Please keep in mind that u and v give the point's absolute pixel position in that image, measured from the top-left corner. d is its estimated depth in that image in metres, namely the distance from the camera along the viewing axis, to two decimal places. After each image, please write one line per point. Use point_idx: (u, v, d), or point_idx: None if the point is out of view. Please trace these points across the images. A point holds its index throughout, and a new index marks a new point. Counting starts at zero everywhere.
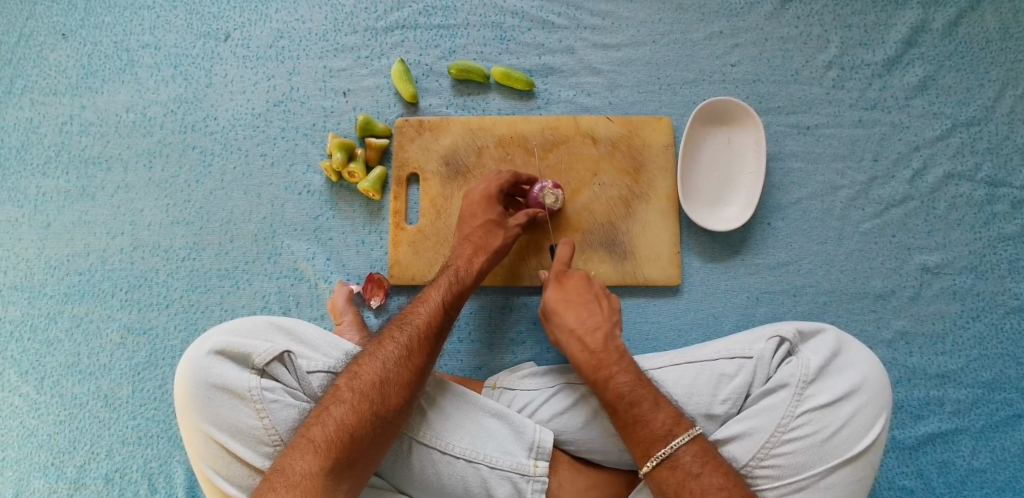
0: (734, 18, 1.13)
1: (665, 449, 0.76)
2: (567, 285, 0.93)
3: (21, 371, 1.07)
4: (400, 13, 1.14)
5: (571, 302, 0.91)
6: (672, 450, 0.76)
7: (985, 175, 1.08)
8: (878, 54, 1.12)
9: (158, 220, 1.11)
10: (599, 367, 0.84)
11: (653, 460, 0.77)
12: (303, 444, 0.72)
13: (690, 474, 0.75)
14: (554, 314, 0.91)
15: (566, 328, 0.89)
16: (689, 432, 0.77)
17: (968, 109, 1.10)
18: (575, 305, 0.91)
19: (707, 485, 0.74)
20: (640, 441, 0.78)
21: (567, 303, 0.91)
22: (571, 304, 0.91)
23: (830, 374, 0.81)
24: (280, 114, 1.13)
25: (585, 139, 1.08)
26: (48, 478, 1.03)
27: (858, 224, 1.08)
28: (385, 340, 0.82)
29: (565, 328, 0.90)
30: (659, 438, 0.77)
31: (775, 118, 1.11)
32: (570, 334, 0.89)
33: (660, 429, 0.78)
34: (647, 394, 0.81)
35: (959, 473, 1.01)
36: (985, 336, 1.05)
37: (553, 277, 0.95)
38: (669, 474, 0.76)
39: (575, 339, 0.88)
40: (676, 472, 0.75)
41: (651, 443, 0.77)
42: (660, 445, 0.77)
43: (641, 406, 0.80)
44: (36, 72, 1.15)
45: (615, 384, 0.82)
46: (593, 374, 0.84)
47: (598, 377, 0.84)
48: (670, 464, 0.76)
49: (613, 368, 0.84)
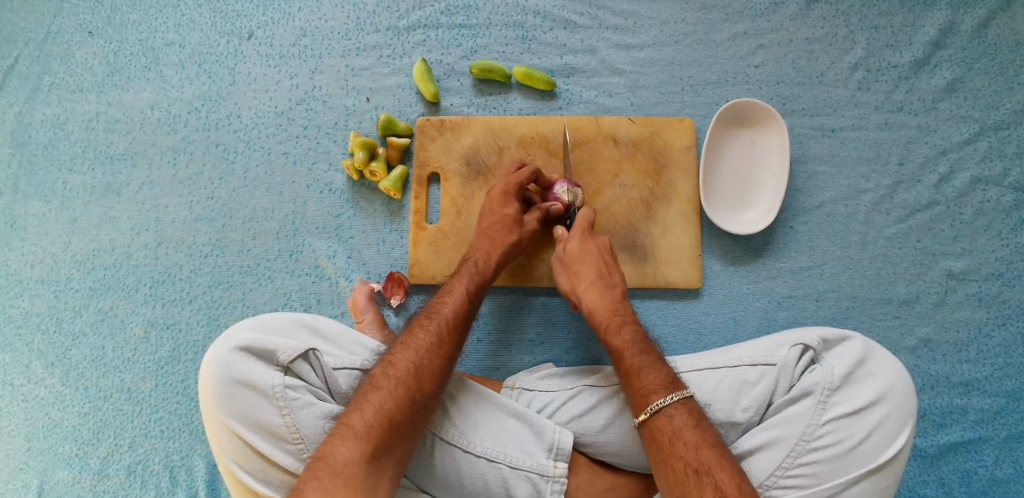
0: (758, 19, 1.12)
1: (664, 398, 0.77)
2: (592, 241, 0.96)
3: (47, 363, 1.09)
4: (422, 13, 1.14)
5: (593, 256, 0.94)
6: (668, 401, 0.77)
7: (1013, 180, 1.06)
8: (906, 56, 1.10)
9: (182, 216, 1.12)
10: (614, 314, 0.90)
11: (650, 409, 0.77)
12: (344, 431, 0.73)
13: (688, 424, 0.75)
14: (574, 264, 0.95)
15: (585, 279, 0.93)
16: (680, 391, 0.78)
17: (997, 112, 1.08)
18: (595, 258, 0.94)
19: (701, 438, 0.74)
20: (638, 389, 0.80)
21: (590, 257, 0.94)
22: (592, 257, 0.94)
23: (856, 382, 0.80)
24: (302, 113, 1.13)
25: (606, 140, 1.08)
26: (72, 469, 1.05)
27: (882, 228, 1.07)
28: (415, 330, 0.84)
29: (584, 278, 0.93)
30: (659, 388, 0.79)
31: (799, 120, 1.10)
32: (590, 284, 0.92)
33: (660, 380, 0.79)
34: (652, 351, 0.84)
35: (981, 483, 1.00)
36: (1011, 344, 1.03)
37: (579, 230, 0.97)
38: (664, 424, 0.76)
39: (594, 287, 0.92)
40: (672, 421, 0.76)
41: (648, 392, 0.79)
42: (661, 393, 0.78)
43: (646, 356, 0.83)
44: (64, 69, 1.17)
45: (626, 331, 0.87)
46: (608, 319, 0.89)
47: (612, 322, 0.88)
48: (668, 412, 0.76)
49: (627, 318, 0.89)
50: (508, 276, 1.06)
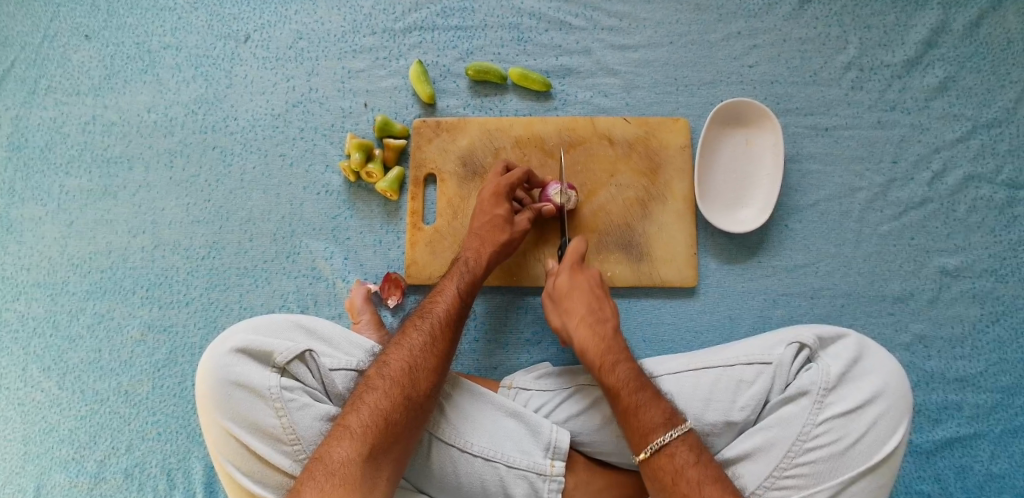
0: (752, 19, 1.13)
1: (662, 437, 0.77)
2: (582, 274, 0.95)
3: (44, 367, 1.09)
4: (418, 15, 1.15)
5: (584, 290, 0.93)
6: (668, 439, 0.77)
7: (1005, 177, 1.07)
8: (898, 55, 1.11)
9: (179, 219, 1.12)
10: (607, 351, 0.87)
11: (650, 448, 0.77)
12: (340, 432, 0.74)
13: (689, 461, 0.76)
14: (565, 299, 0.93)
15: (576, 314, 0.92)
16: (680, 426, 0.78)
17: (989, 110, 1.09)
18: (588, 293, 0.93)
19: (703, 475, 0.74)
20: (637, 428, 0.79)
21: (581, 291, 0.93)
22: (584, 292, 0.93)
23: (851, 381, 0.80)
24: (299, 115, 1.14)
25: (601, 140, 1.09)
26: (69, 472, 1.05)
27: (876, 226, 1.07)
28: (409, 330, 0.84)
29: (576, 315, 0.92)
30: (657, 426, 0.78)
31: (793, 119, 1.11)
32: (581, 320, 0.91)
33: (659, 417, 0.79)
34: (648, 385, 0.83)
35: (977, 478, 1.00)
36: (1005, 340, 1.04)
37: (568, 263, 0.96)
38: (664, 463, 0.77)
39: (585, 324, 0.90)
40: (673, 460, 0.76)
41: (648, 432, 0.78)
42: (660, 432, 0.78)
43: (643, 393, 0.81)
44: (60, 73, 1.17)
45: (620, 369, 0.84)
46: (600, 358, 0.87)
47: (605, 360, 0.86)
48: (668, 452, 0.77)
49: (620, 355, 0.86)
50: (503, 276, 1.06)
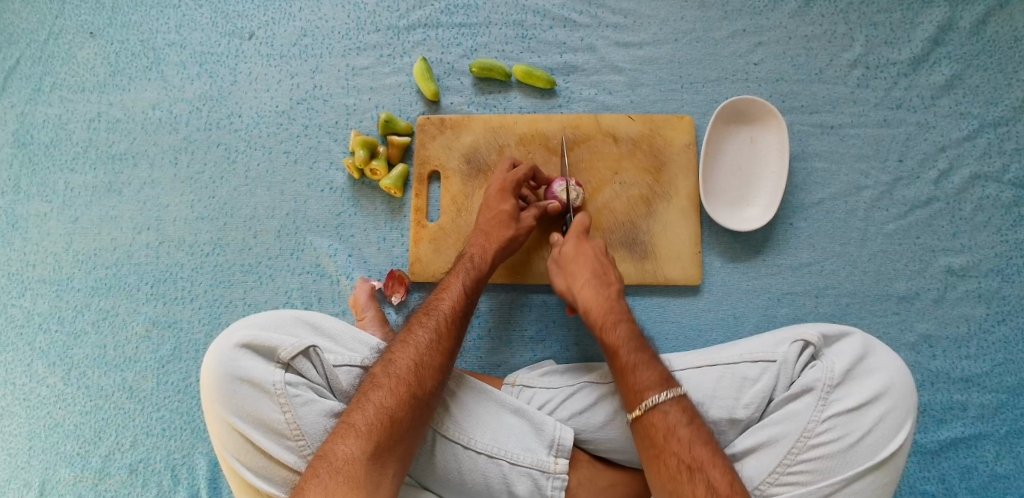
0: (757, 17, 1.12)
1: (656, 395, 0.77)
2: (588, 243, 0.95)
3: (49, 362, 1.09)
4: (422, 12, 1.14)
5: (589, 257, 0.93)
6: (662, 398, 0.77)
7: (1012, 176, 1.06)
8: (905, 53, 1.10)
9: (183, 215, 1.12)
10: (609, 312, 0.88)
11: (645, 405, 0.77)
12: (345, 429, 0.74)
13: (681, 421, 0.76)
14: (570, 264, 0.94)
15: (579, 279, 0.92)
16: (675, 388, 0.78)
17: (996, 109, 1.08)
18: (592, 258, 0.93)
19: (694, 435, 0.75)
20: (632, 386, 0.79)
21: (586, 257, 0.93)
22: (588, 258, 0.93)
23: (856, 379, 0.80)
24: (303, 112, 1.14)
25: (606, 138, 1.08)
26: (73, 468, 1.05)
27: (881, 225, 1.07)
28: (415, 327, 0.84)
29: (579, 278, 0.92)
30: (654, 385, 0.78)
31: (798, 117, 1.10)
32: (586, 283, 0.91)
33: (655, 377, 0.79)
34: (646, 348, 0.84)
35: (982, 479, 1.00)
36: (1011, 340, 1.03)
37: (575, 234, 0.96)
38: (657, 421, 0.76)
39: (590, 286, 0.90)
40: (666, 419, 0.76)
41: (643, 390, 0.78)
42: (655, 391, 0.78)
43: (641, 354, 0.82)
44: (65, 69, 1.17)
45: (620, 328, 0.86)
46: (601, 317, 0.88)
47: (607, 319, 0.87)
48: (663, 409, 0.76)
49: (622, 316, 0.87)
50: (507, 273, 1.05)
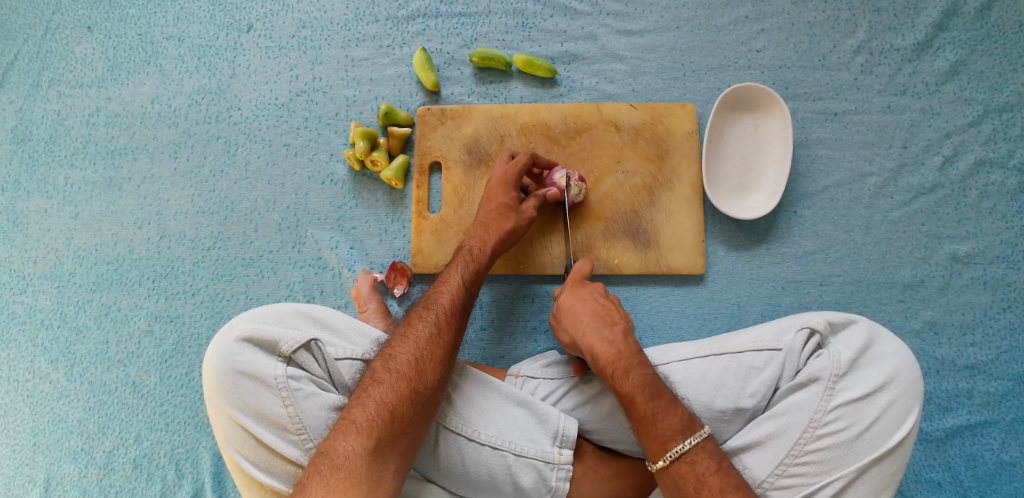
0: (759, 3, 1.11)
1: (682, 444, 0.75)
2: (585, 289, 0.94)
3: (52, 358, 1.09)
4: (421, 2, 1.13)
5: (589, 304, 0.92)
6: (687, 447, 0.75)
7: (1017, 162, 1.06)
8: (908, 39, 1.09)
9: (184, 210, 1.12)
10: (618, 358, 0.84)
11: (669, 456, 0.75)
12: (346, 426, 0.73)
13: (710, 469, 0.74)
14: (571, 314, 0.92)
15: (581, 326, 0.89)
16: (698, 432, 0.76)
17: (1001, 95, 1.07)
18: (592, 306, 0.91)
19: (725, 482, 0.73)
20: (654, 436, 0.77)
21: (586, 306, 0.92)
22: (587, 304, 0.92)
23: (862, 367, 0.80)
24: (303, 104, 1.13)
25: (608, 126, 1.08)
26: (78, 463, 1.05)
27: (886, 212, 1.06)
28: (415, 321, 0.84)
29: (581, 325, 0.89)
30: (676, 433, 0.76)
31: (801, 104, 1.09)
32: (588, 330, 0.88)
33: (676, 424, 0.76)
34: (663, 392, 0.79)
35: (988, 467, 0.99)
36: (1016, 327, 1.03)
37: (571, 284, 0.95)
38: (685, 470, 0.75)
39: (592, 332, 0.87)
40: (694, 467, 0.74)
41: (665, 440, 0.76)
42: (678, 439, 0.76)
43: (658, 400, 0.78)
44: (63, 65, 1.17)
45: (633, 376, 0.81)
46: (611, 366, 0.83)
47: (617, 366, 0.83)
48: (689, 459, 0.75)
49: (633, 360, 0.83)
50: (510, 263, 1.05)
